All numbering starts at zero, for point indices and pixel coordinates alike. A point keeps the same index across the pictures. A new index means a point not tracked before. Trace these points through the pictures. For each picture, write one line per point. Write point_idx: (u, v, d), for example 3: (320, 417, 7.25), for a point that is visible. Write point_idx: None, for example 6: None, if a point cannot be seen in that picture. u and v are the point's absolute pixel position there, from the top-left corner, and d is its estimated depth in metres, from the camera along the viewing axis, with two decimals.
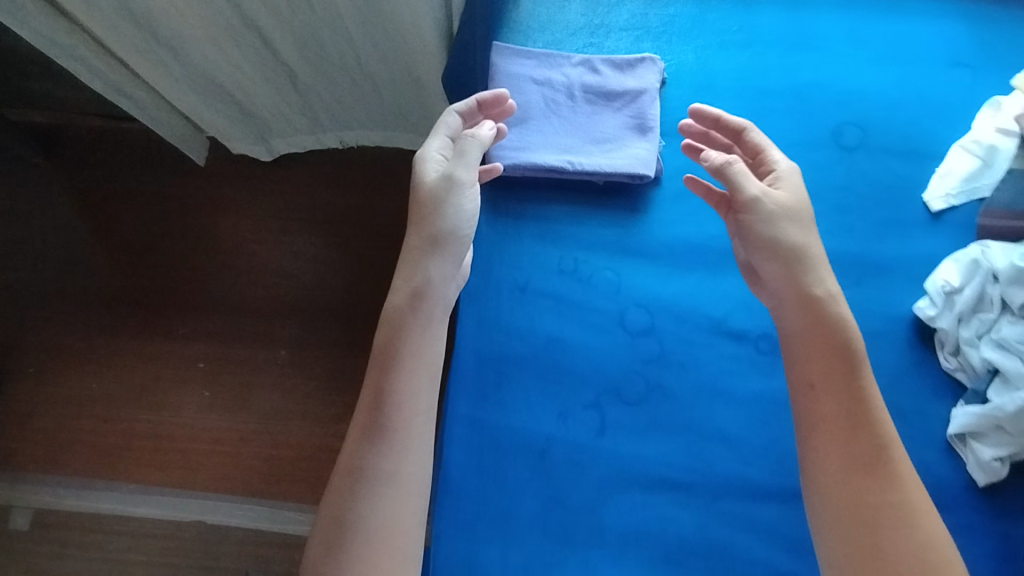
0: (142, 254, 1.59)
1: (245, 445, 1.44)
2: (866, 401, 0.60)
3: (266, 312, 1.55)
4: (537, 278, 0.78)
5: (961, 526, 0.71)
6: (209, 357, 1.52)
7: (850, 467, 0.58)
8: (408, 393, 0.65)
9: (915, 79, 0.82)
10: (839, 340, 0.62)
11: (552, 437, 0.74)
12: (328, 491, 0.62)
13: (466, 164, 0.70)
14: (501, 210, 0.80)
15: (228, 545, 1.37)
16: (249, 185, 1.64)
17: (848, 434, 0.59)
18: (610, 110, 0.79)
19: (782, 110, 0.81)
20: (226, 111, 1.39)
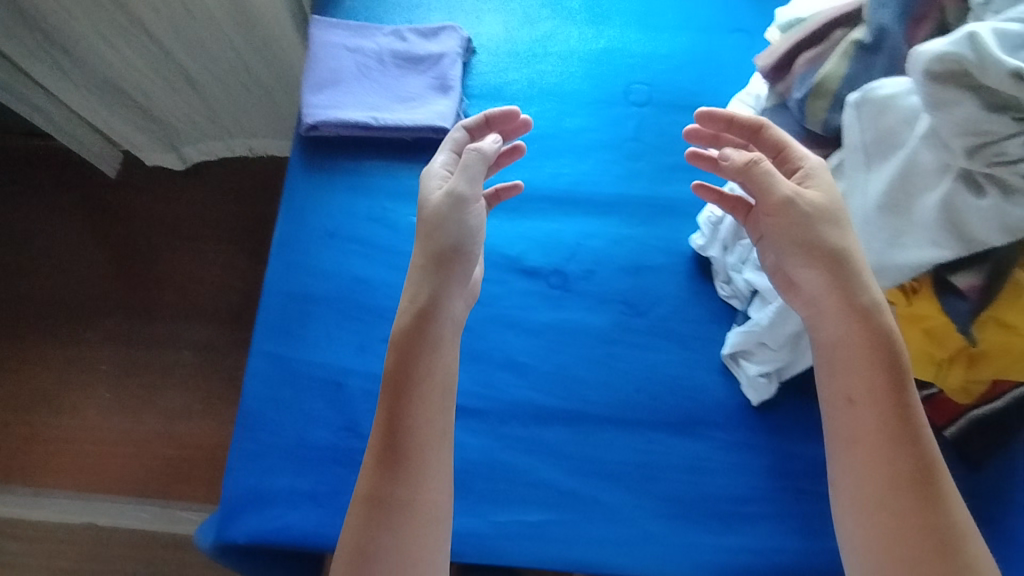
0: (50, 261, 1.54)
1: (143, 445, 1.36)
2: (892, 411, 0.57)
3: (171, 316, 1.47)
4: (346, 225, 0.83)
5: (738, 443, 0.73)
6: (113, 359, 1.44)
7: (880, 476, 0.56)
8: (413, 418, 0.62)
9: (698, 45, 0.90)
10: (865, 344, 0.58)
11: (348, 370, 0.76)
12: (408, 518, 0.59)
13: (467, 177, 0.67)
14: (316, 165, 0.85)
15: (118, 548, 1.28)
16: (158, 189, 1.61)
17: (882, 424, 0.57)
18: (416, 72, 0.86)
19: (577, 73, 0.89)
20: (133, 118, 1.44)
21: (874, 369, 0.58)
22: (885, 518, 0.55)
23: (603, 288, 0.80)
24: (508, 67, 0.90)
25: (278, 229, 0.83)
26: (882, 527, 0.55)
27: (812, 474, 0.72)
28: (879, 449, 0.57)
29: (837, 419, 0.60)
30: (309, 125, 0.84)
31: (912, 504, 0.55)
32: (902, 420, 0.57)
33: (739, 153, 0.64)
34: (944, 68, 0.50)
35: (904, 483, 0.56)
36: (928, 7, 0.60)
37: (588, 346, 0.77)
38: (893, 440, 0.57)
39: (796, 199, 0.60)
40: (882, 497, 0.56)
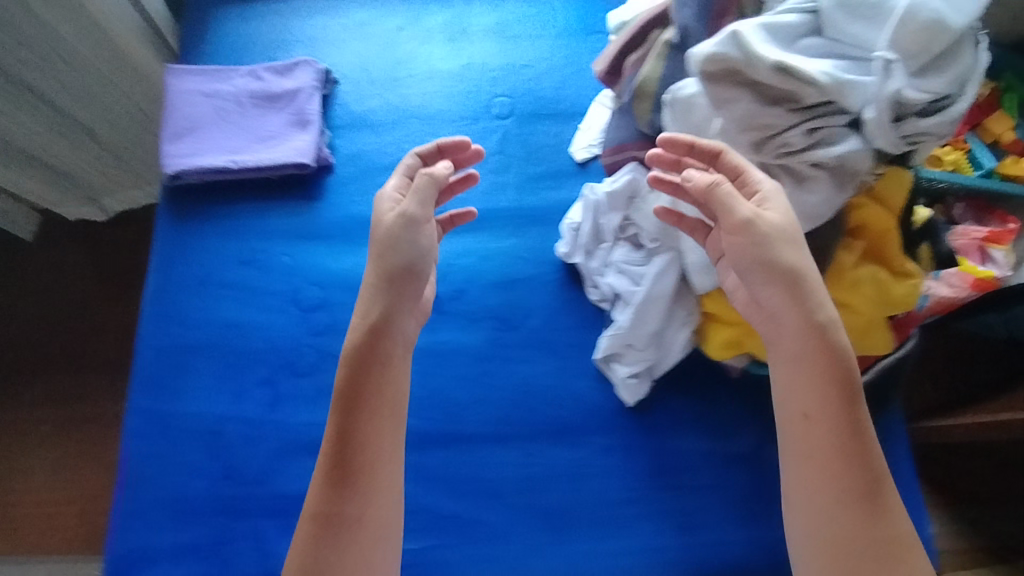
0: None
1: (51, 513, 1.22)
2: (843, 425, 0.54)
3: (70, 369, 1.32)
4: (217, 271, 0.82)
5: (613, 446, 0.75)
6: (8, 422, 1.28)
7: (826, 497, 0.54)
8: (360, 442, 0.61)
9: (557, 52, 0.91)
10: (830, 362, 0.54)
11: (225, 418, 0.77)
12: (347, 547, 0.59)
13: (418, 200, 0.65)
14: (182, 214, 0.85)
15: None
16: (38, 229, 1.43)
17: (833, 438, 0.54)
18: (273, 110, 0.86)
19: (439, 93, 0.90)
20: (37, 177, 1.22)
21: (827, 382, 0.54)
22: (831, 538, 0.53)
23: (475, 306, 0.80)
24: (371, 93, 0.90)
25: (150, 282, 0.83)
26: (824, 543, 0.54)
27: (686, 469, 0.74)
28: (824, 467, 0.54)
29: (790, 436, 0.56)
30: (171, 175, 0.83)
31: (854, 525, 0.53)
32: (852, 433, 0.54)
33: (702, 175, 0.55)
34: (719, 65, 0.50)
35: (851, 504, 0.53)
36: (726, 2, 0.60)
37: (464, 365, 0.79)
38: (847, 464, 0.54)
39: (758, 220, 0.53)
40: (826, 516, 0.54)
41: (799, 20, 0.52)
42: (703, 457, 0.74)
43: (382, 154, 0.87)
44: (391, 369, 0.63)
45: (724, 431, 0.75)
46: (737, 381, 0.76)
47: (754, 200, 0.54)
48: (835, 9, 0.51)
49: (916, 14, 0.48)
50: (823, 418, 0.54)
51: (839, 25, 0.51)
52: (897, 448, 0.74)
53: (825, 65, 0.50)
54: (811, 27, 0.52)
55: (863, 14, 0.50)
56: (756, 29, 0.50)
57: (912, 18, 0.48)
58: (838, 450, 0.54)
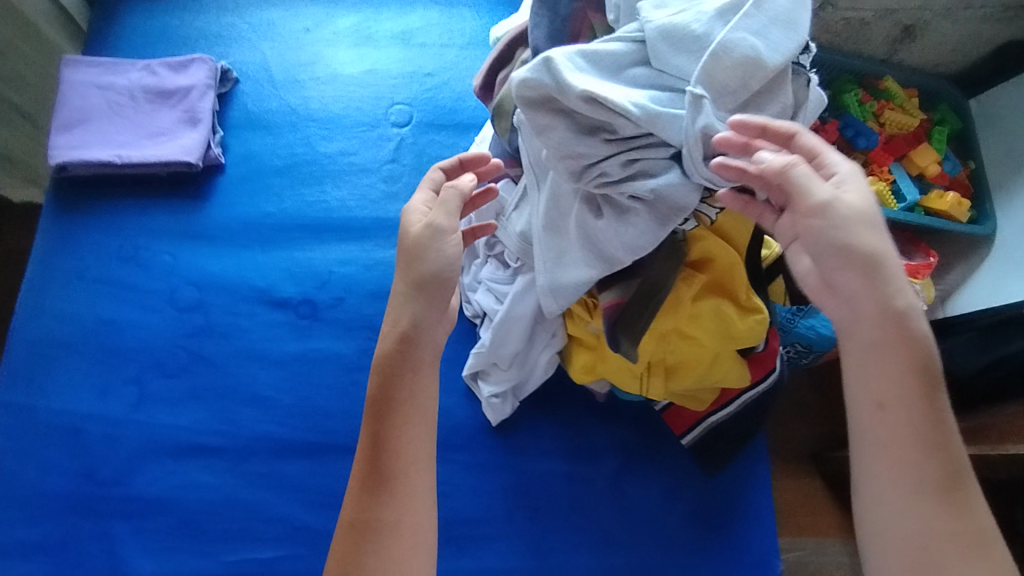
0: None
1: None
2: (923, 416, 0.48)
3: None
4: (96, 266, 0.82)
5: (476, 465, 0.74)
6: None
7: (914, 506, 0.48)
8: (399, 441, 0.56)
9: (460, 62, 0.90)
10: (903, 350, 0.49)
11: (89, 416, 0.76)
12: (393, 557, 0.53)
13: (446, 212, 0.60)
14: (68, 208, 0.84)
15: None
16: None
17: (914, 432, 0.48)
18: (166, 107, 0.86)
19: (338, 97, 0.89)
20: None
21: (898, 372, 0.49)
22: (923, 552, 0.47)
23: (352, 315, 0.79)
24: (270, 94, 0.89)
25: (28, 274, 0.82)
26: (907, 559, 0.48)
27: (546, 493, 0.73)
28: (907, 478, 0.48)
29: (862, 427, 0.50)
30: (56, 166, 0.83)
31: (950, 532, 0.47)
32: (934, 424, 0.48)
33: (775, 155, 0.50)
34: (530, 91, 0.49)
35: (942, 514, 0.47)
36: (578, 25, 0.59)
37: (334, 375, 0.77)
38: (925, 465, 0.48)
39: (836, 203, 0.49)
40: (918, 530, 0.47)
41: (623, 50, 0.50)
42: (567, 479, 0.73)
43: (275, 155, 0.87)
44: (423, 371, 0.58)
45: (584, 454, 0.74)
46: (603, 404, 0.76)
47: (831, 182, 0.50)
48: (659, 41, 0.49)
49: (732, 53, 0.47)
50: (900, 410, 0.49)
51: (661, 56, 0.49)
52: (758, 480, 0.74)
53: (640, 96, 0.48)
54: (637, 57, 0.51)
55: (686, 48, 0.49)
56: (570, 57, 0.48)
57: (728, 57, 0.47)
58: (918, 450, 0.48)
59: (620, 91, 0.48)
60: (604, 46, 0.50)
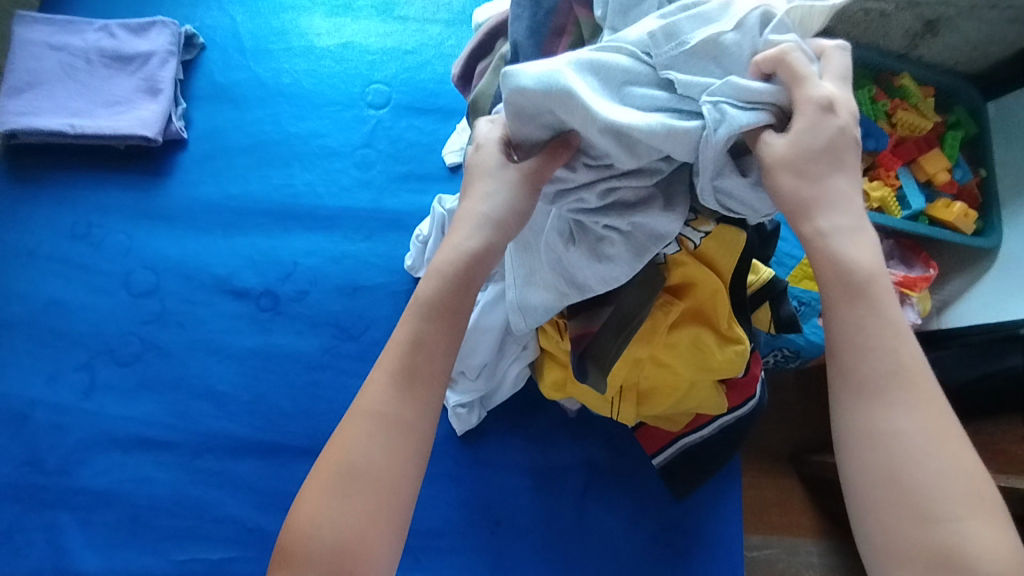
0: None
1: None
2: (870, 323, 0.40)
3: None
4: (48, 243, 0.77)
5: (436, 474, 0.71)
6: None
7: (869, 409, 0.40)
8: (423, 363, 0.46)
9: (445, 39, 0.84)
10: (837, 259, 0.41)
11: (37, 401, 0.72)
12: (395, 465, 0.44)
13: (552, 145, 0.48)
14: (19, 178, 0.79)
15: None
16: None
17: (870, 349, 0.40)
18: (124, 73, 0.80)
19: (312, 72, 0.83)
20: None
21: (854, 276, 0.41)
22: (892, 475, 0.39)
23: (315, 310, 0.75)
24: (238, 64, 0.83)
25: None
26: (867, 464, 0.39)
27: (508, 507, 0.70)
28: (853, 381, 0.40)
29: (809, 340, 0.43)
30: (5, 133, 0.77)
31: (916, 431, 0.39)
32: (879, 328, 0.40)
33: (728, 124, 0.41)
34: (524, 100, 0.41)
35: (906, 412, 0.39)
36: (563, 20, 0.53)
37: (293, 374, 0.74)
38: (876, 363, 0.40)
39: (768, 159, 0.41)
40: (884, 431, 0.39)
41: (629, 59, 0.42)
42: (530, 494, 0.70)
43: (241, 133, 0.81)
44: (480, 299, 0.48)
45: (549, 469, 0.71)
46: (572, 418, 0.73)
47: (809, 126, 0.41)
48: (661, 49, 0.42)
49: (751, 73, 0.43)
50: (845, 317, 0.41)
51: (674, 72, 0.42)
52: (726, 504, 0.71)
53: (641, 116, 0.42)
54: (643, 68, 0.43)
55: (704, 63, 0.42)
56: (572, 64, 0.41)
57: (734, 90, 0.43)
58: (864, 347, 0.40)
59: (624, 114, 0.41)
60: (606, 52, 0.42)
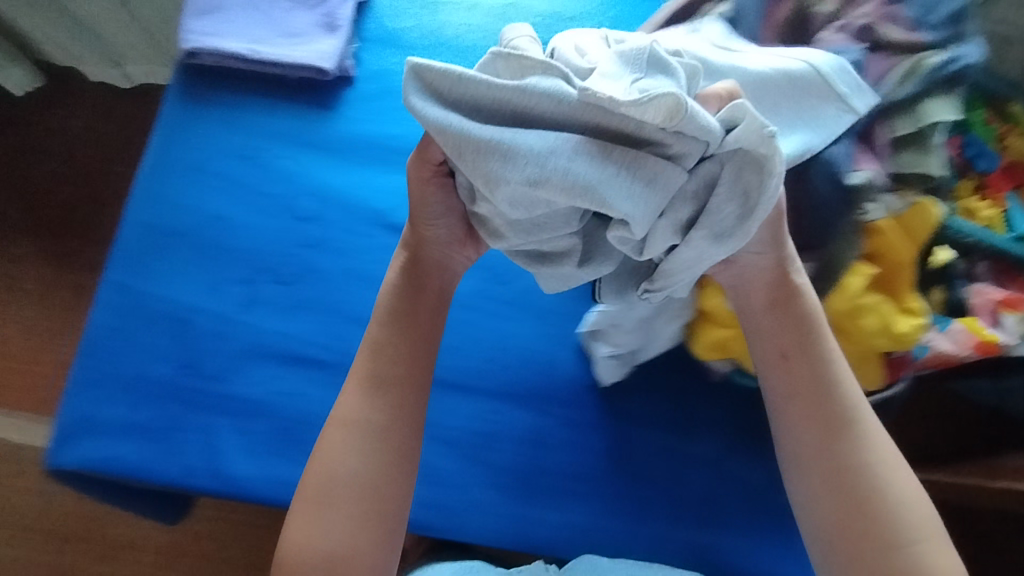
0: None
1: (46, 370, 1.34)
2: (824, 365, 0.56)
3: (107, 238, 1.41)
4: (215, 160, 0.80)
5: (578, 421, 0.73)
6: (42, 279, 1.40)
7: (836, 446, 0.55)
8: (386, 364, 0.60)
9: (608, 10, 0.85)
10: (793, 310, 0.57)
11: (198, 309, 0.75)
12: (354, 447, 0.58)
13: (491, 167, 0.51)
14: (192, 94, 0.81)
15: (19, 468, 1.25)
16: (95, 117, 1.50)
17: (826, 394, 0.56)
18: (304, 6, 0.82)
19: (479, 28, 0.85)
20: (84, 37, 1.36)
21: (813, 332, 0.56)
22: (852, 497, 0.54)
23: None
24: (408, 11, 0.86)
25: (146, 159, 0.80)
26: (839, 491, 0.54)
27: (646, 460, 0.72)
28: (821, 421, 0.55)
29: (774, 377, 0.58)
30: (187, 51, 0.80)
31: (871, 460, 0.54)
32: (825, 372, 0.56)
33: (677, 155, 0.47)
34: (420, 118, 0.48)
35: (856, 447, 0.55)
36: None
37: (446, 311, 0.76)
38: (839, 408, 0.55)
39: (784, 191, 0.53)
40: (845, 464, 0.54)
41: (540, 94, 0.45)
42: (665, 451, 0.72)
43: None
44: (431, 303, 0.63)
45: (691, 429, 0.73)
46: (715, 383, 0.73)
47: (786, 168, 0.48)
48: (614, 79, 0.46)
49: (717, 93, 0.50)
50: (801, 358, 0.57)
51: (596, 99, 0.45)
52: None
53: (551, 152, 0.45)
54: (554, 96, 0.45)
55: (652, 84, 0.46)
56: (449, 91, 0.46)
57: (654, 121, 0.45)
58: (826, 392, 0.56)
59: (514, 138, 0.45)
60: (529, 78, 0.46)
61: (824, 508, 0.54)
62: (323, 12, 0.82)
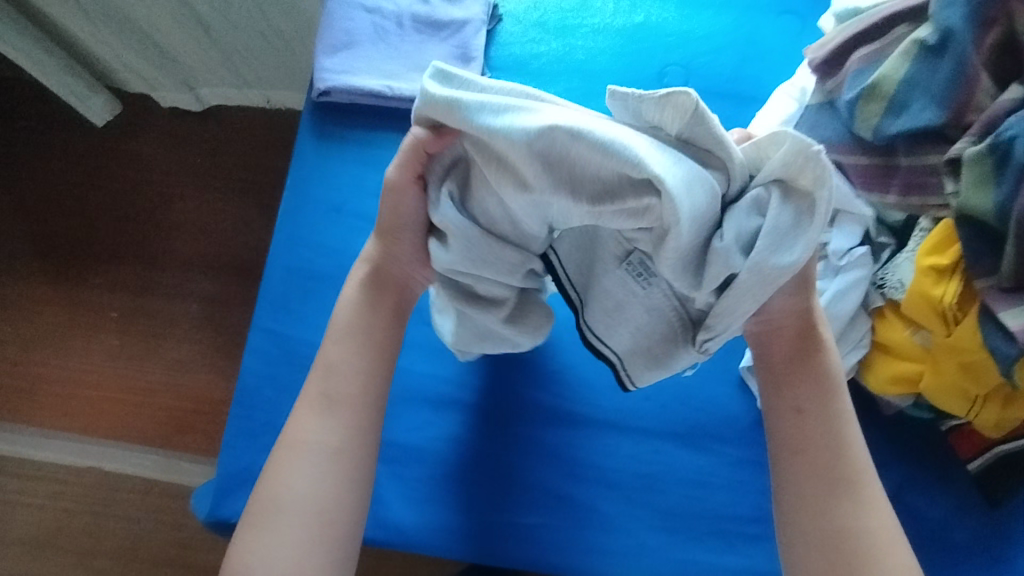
0: (47, 200, 1.31)
1: (150, 395, 1.19)
2: (835, 425, 0.56)
3: (175, 265, 1.26)
4: (353, 201, 0.78)
5: (746, 460, 0.71)
6: (124, 306, 1.24)
7: (835, 507, 0.54)
8: (341, 385, 0.58)
9: (742, 26, 0.84)
10: (817, 363, 0.57)
11: None
12: (286, 470, 0.56)
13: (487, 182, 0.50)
14: (326, 133, 0.81)
15: (124, 493, 1.15)
16: (162, 129, 1.35)
17: (835, 453, 0.56)
18: (436, 39, 0.81)
19: (610, 50, 0.83)
20: (149, 55, 1.18)
21: (833, 390, 0.57)
22: (840, 558, 0.53)
23: None
24: (535, 38, 0.84)
25: (284, 201, 0.79)
26: (829, 551, 0.54)
27: None
28: (825, 477, 0.55)
29: (781, 430, 0.57)
30: (321, 90, 0.79)
31: (866, 523, 0.54)
32: (836, 432, 0.56)
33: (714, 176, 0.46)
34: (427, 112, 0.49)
35: (861, 509, 0.54)
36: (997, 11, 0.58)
37: None
38: (843, 472, 0.55)
39: None
40: (840, 523, 0.54)
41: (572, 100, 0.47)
42: None
43: None
44: (389, 313, 0.61)
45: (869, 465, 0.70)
46: (886, 418, 0.71)
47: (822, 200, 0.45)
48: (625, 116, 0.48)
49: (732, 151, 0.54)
50: (813, 414, 0.56)
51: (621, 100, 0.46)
52: None
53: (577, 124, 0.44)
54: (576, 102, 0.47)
55: None
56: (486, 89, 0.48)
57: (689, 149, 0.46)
58: (834, 454, 0.55)
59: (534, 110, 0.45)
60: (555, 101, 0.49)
61: (813, 568, 0.54)
62: (457, 44, 0.81)
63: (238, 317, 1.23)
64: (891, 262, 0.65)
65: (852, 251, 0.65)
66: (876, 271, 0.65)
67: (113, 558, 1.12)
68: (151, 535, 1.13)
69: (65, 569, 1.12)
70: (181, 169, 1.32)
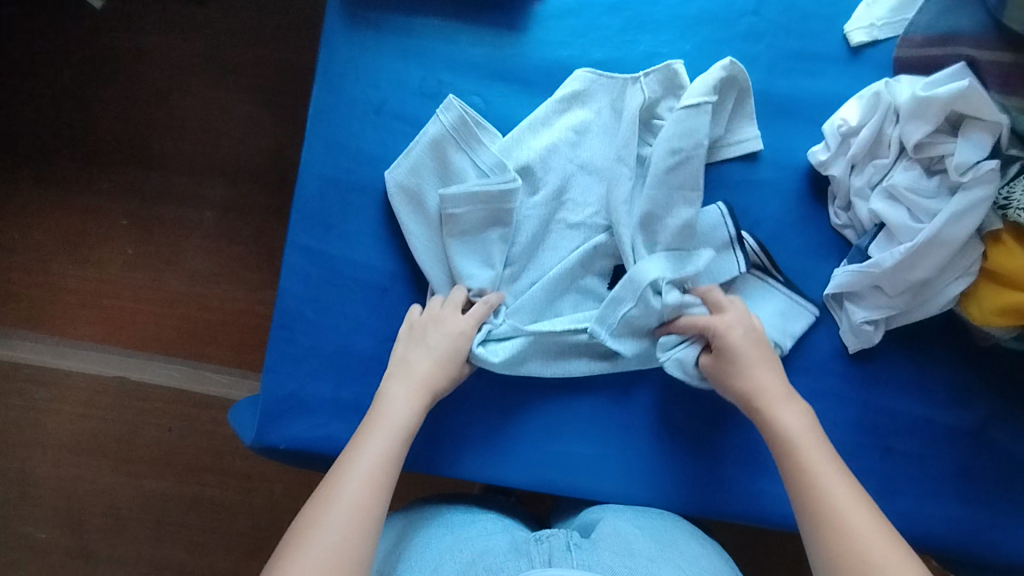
0: (35, 92, 1.17)
1: (171, 304, 1.14)
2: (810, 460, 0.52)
3: (185, 169, 1.16)
4: (394, 100, 0.69)
5: (825, 393, 0.65)
6: (134, 213, 1.15)
7: (825, 531, 0.48)
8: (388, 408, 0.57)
9: None
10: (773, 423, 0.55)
11: (394, 276, 0.68)
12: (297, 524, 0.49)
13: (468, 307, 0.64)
14: (359, 17, 0.70)
15: (153, 402, 1.12)
16: (153, 11, 1.17)
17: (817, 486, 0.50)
18: None
19: None
20: None
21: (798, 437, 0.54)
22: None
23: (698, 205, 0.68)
24: None
25: (314, 98, 0.69)
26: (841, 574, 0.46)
27: (903, 433, 0.65)
28: (808, 514, 0.50)
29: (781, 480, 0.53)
30: None
31: (863, 536, 0.47)
32: (801, 465, 0.52)
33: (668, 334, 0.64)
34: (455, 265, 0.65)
35: (852, 524, 0.48)
36: None
37: None
38: (812, 499, 0.50)
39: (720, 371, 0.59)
40: (848, 548, 0.47)
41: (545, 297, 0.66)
42: (924, 424, 0.65)
43: None
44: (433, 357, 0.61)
45: (955, 400, 0.65)
46: (977, 349, 0.66)
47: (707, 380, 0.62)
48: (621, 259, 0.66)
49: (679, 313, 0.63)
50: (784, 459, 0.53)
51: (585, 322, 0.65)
52: None
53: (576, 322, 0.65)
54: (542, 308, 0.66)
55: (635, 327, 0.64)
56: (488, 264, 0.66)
57: (635, 334, 0.65)
58: (802, 483, 0.51)
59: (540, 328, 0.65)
60: (569, 112, 0.68)
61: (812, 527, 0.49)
62: None
63: (259, 226, 1.15)
64: (1020, 178, 0.56)
65: (979, 165, 0.56)
66: (1002, 188, 0.57)
67: (149, 464, 1.11)
68: (186, 445, 1.11)
69: (103, 477, 1.11)
70: (181, 60, 1.17)
